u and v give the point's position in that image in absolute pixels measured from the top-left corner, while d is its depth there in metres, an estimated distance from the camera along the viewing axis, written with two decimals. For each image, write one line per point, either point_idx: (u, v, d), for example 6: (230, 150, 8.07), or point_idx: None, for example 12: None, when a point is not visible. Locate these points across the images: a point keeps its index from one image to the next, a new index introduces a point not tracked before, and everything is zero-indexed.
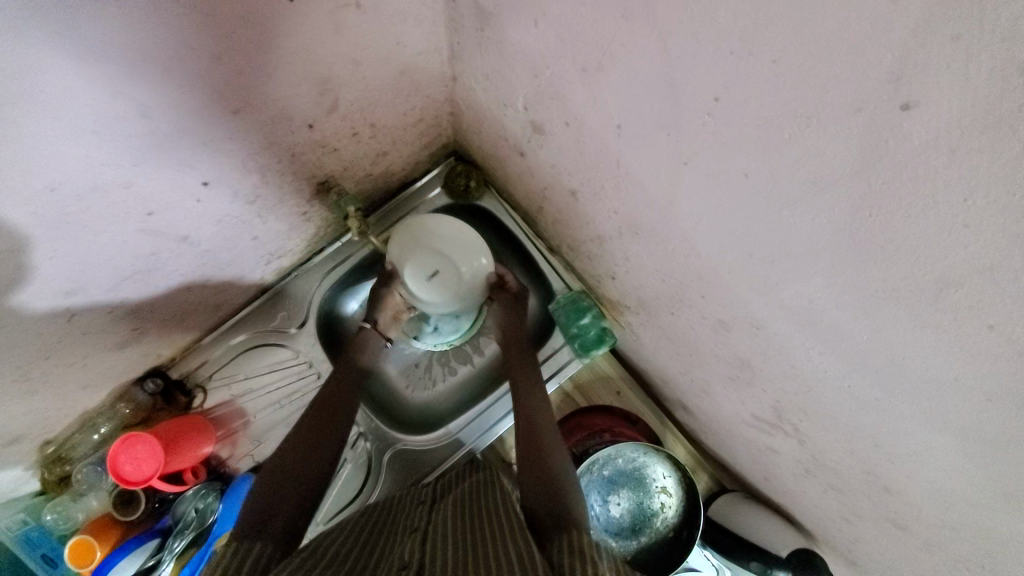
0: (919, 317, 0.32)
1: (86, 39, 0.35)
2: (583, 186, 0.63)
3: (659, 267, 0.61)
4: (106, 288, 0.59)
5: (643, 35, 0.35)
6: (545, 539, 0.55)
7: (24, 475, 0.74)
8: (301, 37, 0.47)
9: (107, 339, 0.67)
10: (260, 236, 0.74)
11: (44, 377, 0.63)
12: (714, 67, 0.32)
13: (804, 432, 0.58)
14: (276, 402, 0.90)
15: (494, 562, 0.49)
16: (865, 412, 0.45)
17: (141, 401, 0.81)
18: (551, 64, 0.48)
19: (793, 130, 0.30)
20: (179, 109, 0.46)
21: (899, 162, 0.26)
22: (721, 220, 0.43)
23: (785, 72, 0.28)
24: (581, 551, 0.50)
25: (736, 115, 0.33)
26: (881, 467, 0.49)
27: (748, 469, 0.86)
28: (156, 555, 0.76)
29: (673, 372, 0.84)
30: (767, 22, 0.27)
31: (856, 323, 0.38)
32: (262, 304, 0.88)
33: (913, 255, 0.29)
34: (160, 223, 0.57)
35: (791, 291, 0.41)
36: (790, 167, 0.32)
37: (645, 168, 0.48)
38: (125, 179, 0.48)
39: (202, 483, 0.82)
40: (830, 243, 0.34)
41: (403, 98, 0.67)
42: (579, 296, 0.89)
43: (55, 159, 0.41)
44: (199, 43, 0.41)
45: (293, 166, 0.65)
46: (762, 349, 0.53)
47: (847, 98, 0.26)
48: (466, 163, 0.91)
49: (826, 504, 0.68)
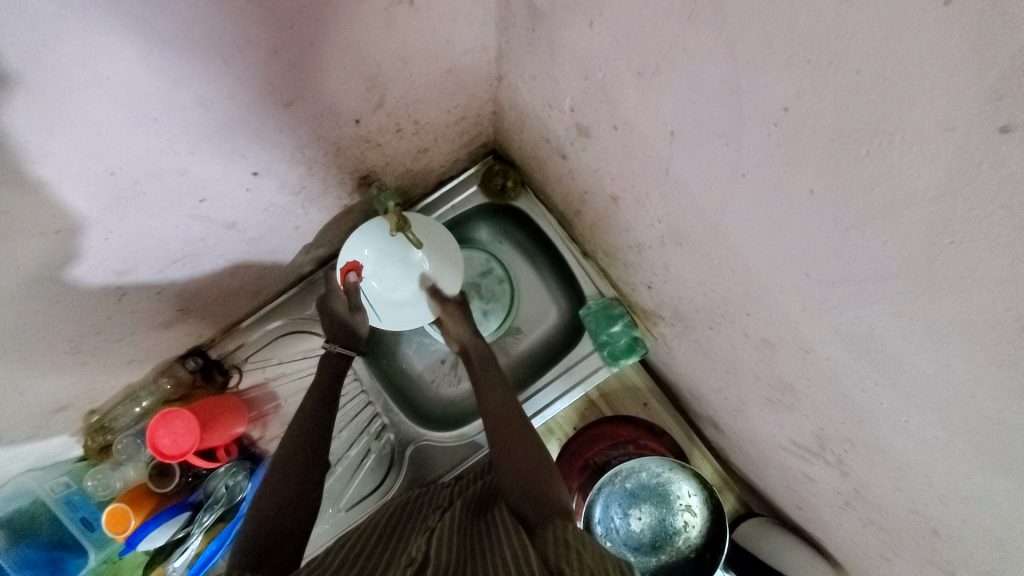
0: (993, 355, 0.29)
1: (149, 30, 0.36)
2: (626, 193, 0.61)
3: (702, 280, 0.59)
4: (156, 269, 0.61)
5: (709, 40, 0.34)
6: (533, 531, 0.54)
7: (69, 442, 0.78)
8: (355, 32, 0.47)
9: (152, 318, 0.70)
10: (301, 226, 0.76)
11: (93, 350, 0.66)
12: (787, 76, 0.30)
13: (848, 464, 0.53)
14: (306, 389, 0.92)
15: (494, 567, 0.47)
16: (913, 448, 0.41)
17: (181, 377, 0.85)
18: (605, 67, 0.47)
19: (871, 147, 0.28)
20: (232, 101, 0.47)
21: (991, 189, 0.24)
22: (776, 237, 0.41)
23: (866, 84, 0.27)
24: (573, 545, 0.48)
25: (805, 126, 0.32)
26: (930, 513, 0.45)
27: (779, 496, 0.82)
28: (186, 527, 0.79)
29: (706, 389, 0.81)
30: (851, 30, 0.26)
31: (922, 356, 0.34)
32: (299, 292, 0.91)
33: (994, 291, 0.27)
34: (210, 211, 0.59)
35: (849, 314, 0.39)
36: (862, 184, 0.30)
37: (697, 178, 0.46)
38: (179, 167, 0.50)
39: (234, 461, 0.85)
40: (902, 268, 0.32)
41: (448, 96, 0.67)
42: (611, 303, 0.88)
43: (114, 144, 0.43)
44: (254, 35, 0.41)
45: (338, 159, 0.66)
46: (807, 374, 0.50)
47: (936, 116, 0.24)
48: (505, 163, 0.91)
49: (865, 541, 0.62)
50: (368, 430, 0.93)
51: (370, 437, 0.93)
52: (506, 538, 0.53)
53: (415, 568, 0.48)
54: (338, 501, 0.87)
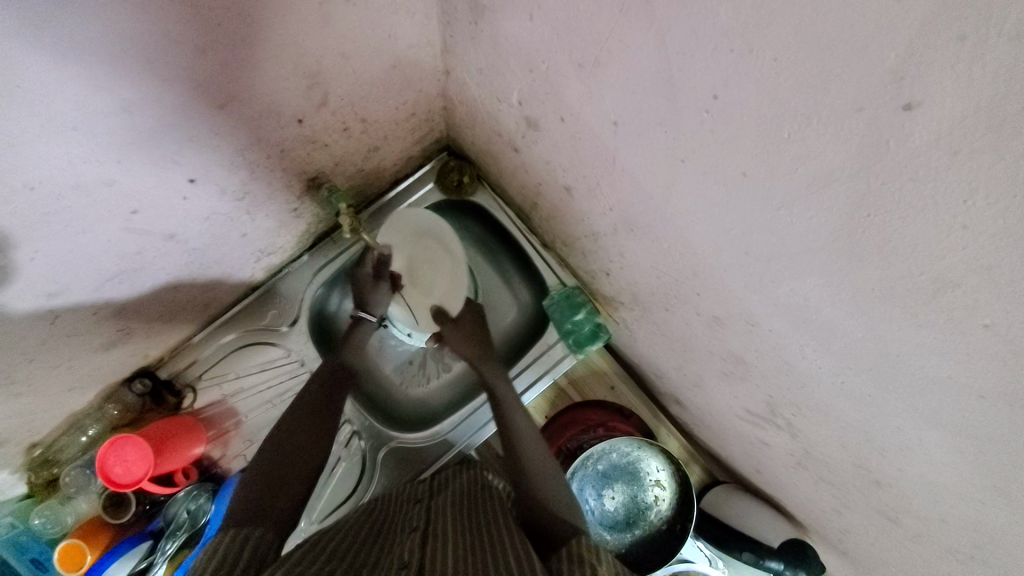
0: (914, 315, 0.32)
1: (62, 33, 0.33)
2: (578, 183, 0.63)
3: (655, 263, 0.61)
4: (90, 288, 0.58)
5: (641, 30, 0.35)
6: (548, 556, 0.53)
7: (10, 479, 0.73)
8: (290, 28, 0.46)
9: (91, 341, 0.66)
10: (249, 233, 0.73)
11: (27, 379, 0.61)
12: (714, 64, 0.32)
13: (797, 427, 0.57)
14: (267, 402, 0.89)
15: (495, 567, 0.47)
16: (851, 406, 0.44)
17: (129, 402, 0.80)
18: (547, 59, 0.47)
19: (793, 130, 0.30)
20: (161, 105, 0.44)
21: (899, 163, 0.26)
22: (718, 218, 0.43)
23: (785, 70, 0.28)
24: (587, 562, 0.47)
25: (734, 112, 0.33)
26: (871, 465, 0.48)
27: (740, 463, 0.86)
28: (148, 557, 0.75)
29: (666, 367, 0.84)
30: (768, 19, 0.27)
31: (853, 321, 0.37)
32: (253, 303, 0.87)
33: (912, 256, 0.29)
34: (145, 222, 0.56)
35: (787, 287, 0.41)
36: (788, 165, 0.32)
37: (642, 165, 0.47)
38: (107, 178, 0.47)
39: (194, 484, 0.82)
40: (828, 242, 0.34)
41: (393, 93, 0.66)
42: (573, 292, 0.89)
43: (30, 158, 0.40)
44: (181, 34, 0.39)
45: (282, 162, 0.64)
46: (756, 346, 0.53)
47: (848, 98, 0.26)
48: (459, 159, 0.91)
49: (818, 498, 0.66)
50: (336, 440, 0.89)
51: (339, 446, 0.89)
52: (504, 538, 0.54)
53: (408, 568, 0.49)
54: (312, 513, 0.85)
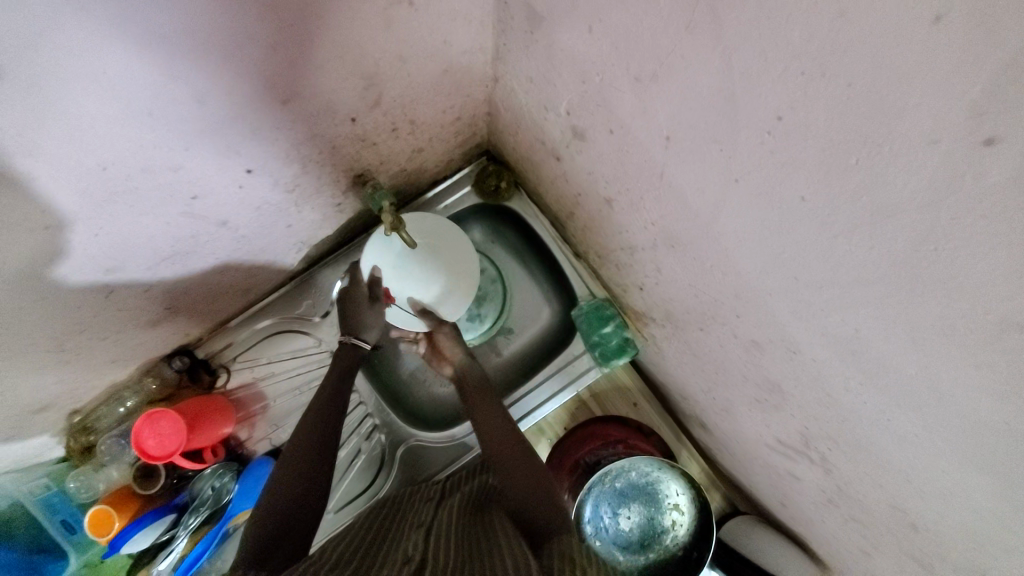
0: (973, 357, 0.30)
1: (146, 25, 0.35)
2: (621, 196, 0.62)
3: (693, 282, 0.60)
4: (146, 267, 0.60)
5: (706, 49, 0.35)
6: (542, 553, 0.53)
7: (51, 442, 0.76)
8: (353, 31, 0.47)
9: (138, 317, 0.69)
10: (293, 225, 0.75)
11: (78, 349, 0.64)
12: (781, 85, 0.31)
13: (831, 462, 0.55)
14: (295, 389, 0.92)
15: (493, 566, 0.47)
16: (895, 446, 0.42)
17: (167, 377, 0.83)
18: (602, 72, 0.48)
19: (860, 156, 0.29)
20: (229, 97, 0.46)
21: (972, 199, 0.25)
22: (768, 241, 0.42)
23: (858, 95, 0.28)
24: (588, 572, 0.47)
25: (796, 135, 0.33)
26: (909, 509, 0.46)
27: (764, 494, 0.83)
28: (170, 530, 0.78)
29: (695, 390, 0.82)
30: (844, 44, 0.27)
31: (904, 357, 0.36)
32: (288, 292, 0.90)
33: (975, 296, 0.28)
34: (202, 208, 0.58)
35: (835, 317, 0.40)
36: (851, 192, 0.32)
37: (691, 182, 0.47)
38: (172, 163, 0.50)
39: (221, 463, 0.84)
40: (886, 273, 0.33)
41: (443, 96, 0.67)
42: (603, 304, 0.89)
43: (108, 139, 0.42)
44: (253, 33, 0.41)
45: (332, 158, 0.66)
46: (795, 374, 0.51)
47: (923, 128, 0.25)
48: (498, 164, 0.92)
49: (847, 538, 0.63)
50: (358, 431, 0.93)
51: (361, 438, 0.93)
52: (508, 542, 0.53)
53: (414, 566, 0.48)
54: (328, 503, 0.87)
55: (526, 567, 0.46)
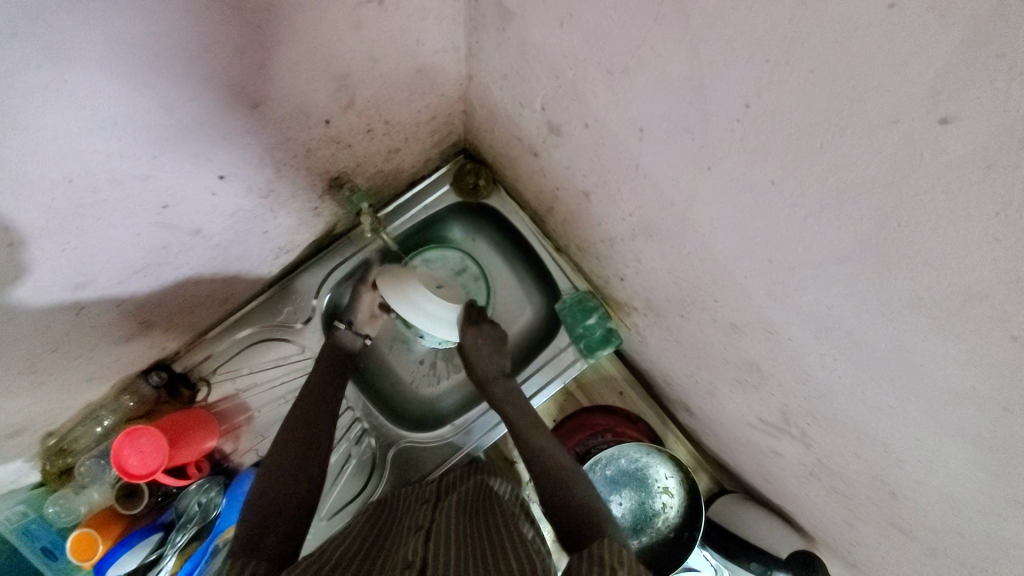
0: (940, 326, 0.32)
1: (109, 30, 0.34)
2: (598, 188, 0.63)
3: (672, 270, 0.61)
4: (117, 280, 0.59)
5: (676, 40, 0.36)
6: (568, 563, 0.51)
7: (25, 467, 0.73)
8: (323, 31, 0.47)
9: (112, 333, 0.67)
10: (269, 231, 0.74)
11: (49, 369, 0.62)
12: (748, 74, 0.32)
13: (811, 437, 0.57)
14: (279, 398, 0.90)
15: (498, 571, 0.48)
16: (871, 416, 0.44)
17: (145, 393, 0.81)
18: (575, 66, 0.48)
19: (825, 139, 0.31)
20: (197, 103, 0.45)
21: (932, 176, 0.27)
22: (742, 226, 0.43)
23: (821, 81, 0.29)
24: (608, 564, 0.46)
25: (766, 123, 0.34)
26: (887, 476, 0.48)
27: (749, 472, 0.86)
28: (158, 548, 0.76)
29: (679, 375, 0.84)
30: (806, 33, 0.28)
31: (876, 331, 0.37)
32: (267, 300, 0.88)
33: (937, 267, 0.29)
34: (174, 217, 0.57)
35: (809, 296, 0.41)
36: (819, 175, 0.33)
37: (666, 172, 0.48)
38: (140, 173, 0.48)
39: (206, 477, 0.83)
40: (856, 252, 0.34)
41: (417, 96, 0.67)
42: (585, 297, 0.90)
43: (73, 151, 0.41)
44: (221, 36, 0.40)
45: (307, 161, 0.65)
46: (773, 354, 0.53)
47: (883, 110, 0.27)
48: (475, 162, 0.92)
49: (829, 508, 0.66)
50: (348, 436, 0.92)
51: (351, 443, 0.91)
52: (509, 547, 0.54)
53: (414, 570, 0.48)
54: (320, 510, 0.86)
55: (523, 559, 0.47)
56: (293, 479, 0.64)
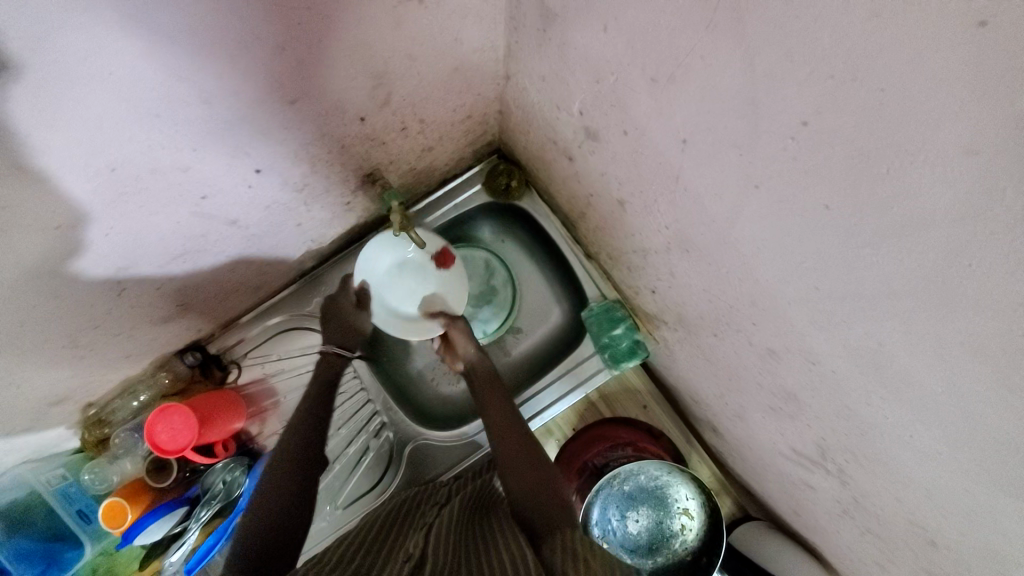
0: (1008, 380, 0.28)
1: (154, 25, 0.35)
2: (634, 197, 0.61)
3: (707, 287, 0.58)
4: (157, 265, 0.61)
5: (727, 48, 0.33)
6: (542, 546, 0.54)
7: (66, 434, 0.78)
8: (363, 29, 0.46)
9: (150, 314, 0.69)
10: (304, 223, 0.75)
11: (91, 345, 0.65)
12: (807, 89, 0.30)
13: (848, 475, 0.53)
14: (305, 385, 0.92)
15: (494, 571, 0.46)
16: (917, 463, 0.40)
17: (179, 372, 0.84)
18: (617, 72, 0.46)
19: (891, 166, 0.28)
20: (238, 98, 0.46)
21: (1012, 215, 0.24)
22: (788, 249, 0.41)
23: (890, 101, 0.26)
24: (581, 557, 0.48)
25: (823, 142, 0.31)
26: (931, 527, 0.44)
27: (777, 501, 0.81)
28: (183, 522, 0.79)
29: (707, 394, 0.80)
30: (877, 48, 0.25)
31: (931, 374, 0.34)
32: (298, 289, 0.90)
33: (1009, 315, 0.26)
34: (211, 207, 0.58)
35: (859, 330, 0.38)
36: (880, 204, 0.30)
37: (707, 186, 0.46)
38: (181, 163, 0.49)
39: (232, 456, 0.85)
40: (916, 288, 0.31)
41: (454, 94, 0.66)
42: (613, 305, 0.87)
43: (118, 139, 0.42)
44: (263, 33, 0.40)
45: (342, 156, 0.65)
46: (812, 386, 0.50)
47: (961, 139, 0.24)
48: (509, 162, 0.91)
49: (863, 550, 0.61)
50: (366, 428, 0.93)
51: (369, 435, 0.93)
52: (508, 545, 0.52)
53: (412, 567, 0.47)
54: (336, 500, 0.88)
55: (522, 566, 0.47)
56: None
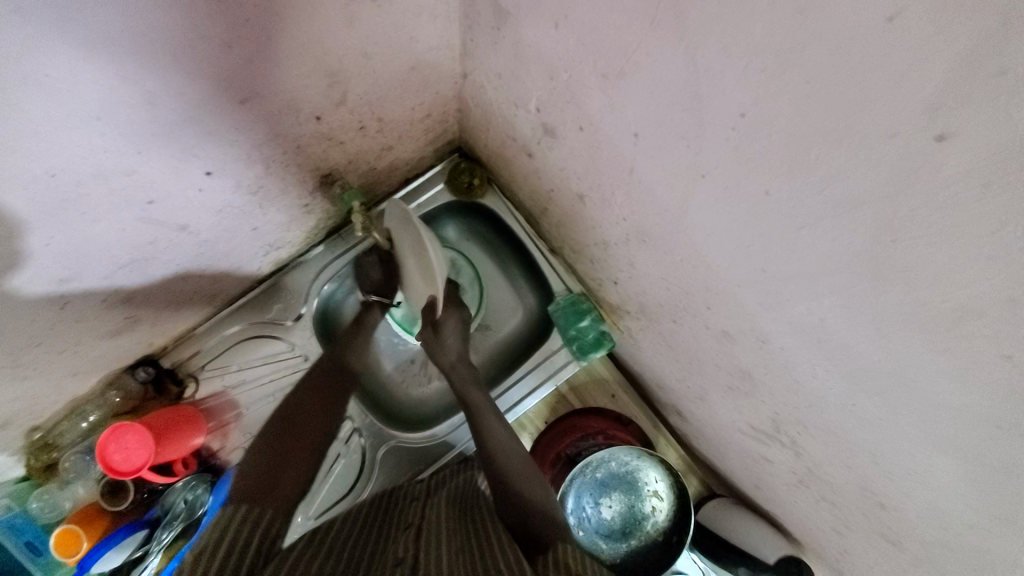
0: (933, 342, 0.31)
1: (92, 23, 0.33)
2: (592, 191, 0.63)
3: (665, 275, 0.61)
4: (103, 275, 0.58)
5: (671, 44, 0.35)
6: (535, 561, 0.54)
7: (8, 461, 0.72)
8: (315, 28, 0.46)
9: (98, 328, 0.66)
10: (260, 227, 0.73)
11: (33, 364, 0.61)
12: (745, 82, 0.32)
13: (801, 445, 0.56)
14: (268, 395, 0.89)
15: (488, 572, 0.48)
16: (861, 428, 0.44)
17: (132, 389, 0.80)
18: (570, 68, 0.48)
19: (822, 152, 0.30)
20: (186, 98, 0.45)
21: (928, 191, 0.26)
22: (735, 235, 0.43)
23: (817, 92, 0.28)
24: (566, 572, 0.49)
25: (761, 132, 0.33)
26: (876, 486, 0.47)
27: (739, 476, 0.85)
28: (143, 546, 0.76)
29: (670, 379, 0.83)
30: (802, 44, 0.27)
31: (867, 343, 0.37)
32: (258, 296, 0.87)
33: (931, 283, 0.29)
34: (159, 213, 0.56)
35: (802, 307, 0.41)
36: (814, 188, 0.32)
37: (660, 177, 0.48)
38: (126, 167, 0.47)
39: (194, 474, 0.82)
40: (850, 264, 0.34)
41: (412, 93, 0.66)
42: (579, 298, 0.89)
43: (56, 144, 0.40)
44: (210, 31, 0.39)
45: (298, 158, 0.64)
46: (765, 363, 0.53)
47: (881, 125, 0.26)
48: (471, 160, 0.91)
49: (818, 515, 0.65)
50: (337, 436, 0.90)
51: (340, 443, 0.90)
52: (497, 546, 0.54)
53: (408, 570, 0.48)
54: (309, 509, 0.86)
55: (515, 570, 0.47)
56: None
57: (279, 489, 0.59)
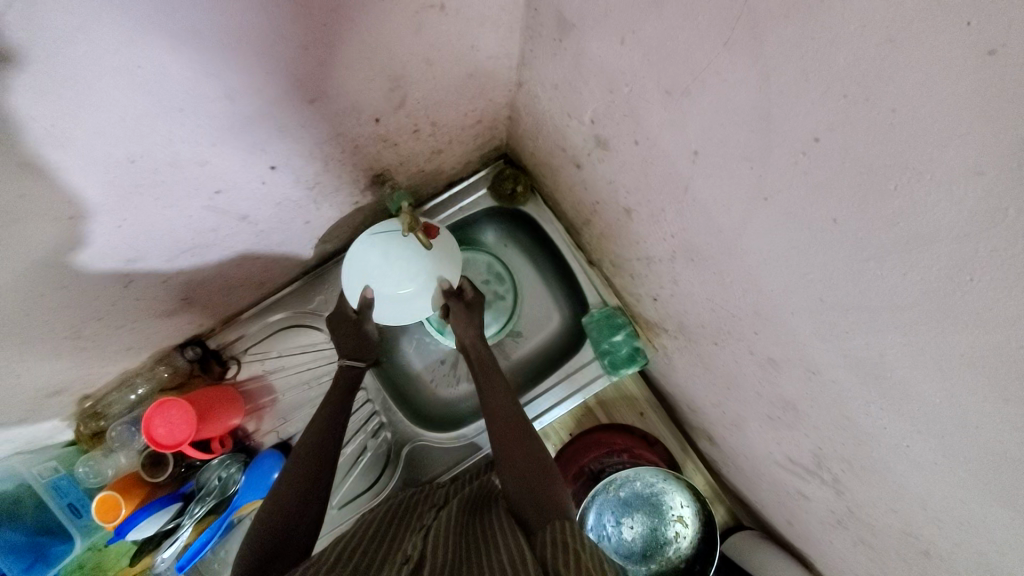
0: (1004, 391, 0.29)
1: (184, 20, 0.35)
2: (641, 206, 0.62)
3: (710, 296, 0.60)
4: (167, 258, 0.61)
5: (744, 64, 0.35)
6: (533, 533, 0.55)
7: (62, 426, 0.77)
8: (383, 34, 0.48)
9: (153, 307, 0.69)
10: (312, 221, 0.75)
11: (93, 337, 0.65)
12: (821, 106, 0.31)
13: (843, 484, 0.54)
14: (304, 382, 0.92)
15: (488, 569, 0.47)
16: (913, 473, 0.41)
17: (179, 366, 0.83)
18: (631, 83, 0.48)
19: (901, 183, 0.29)
20: (257, 95, 0.47)
21: (1015, 233, 0.25)
22: (794, 261, 0.42)
23: (900, 122, 0.27)
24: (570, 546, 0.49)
25: (834, 159, 0.32)
26: (923, 537, 0.45)
27: (769, 510, 0.82)
28: (176, 518, 0.78)
29: (704, 402, 0.81)
30: (890, 71, 0.26)
31: (930, 385, 0.35)
32: (301, 287, 0.90)
33: (1008, 328, 0.27)
34: (225, 202, 0.58)
35: (860, 341, 0.40)
36: (887, 220, 0.31)
37: (715, 198, 0.47)
38: (199, 158, 0.50)
39: (228, 453, 0.85)
40: (919, 301, 0.32)
41: (467, 99, 0.67)
42: (614, 312, 0.88)
43: (139, 132, 0.43)
44: (287, 31, 0.41)
45: (354, 157, 0.66)
46: (812, 395, 0.51)
47: (968, 160, 0.25)
48: (515, 167, 0.91)
49: (853, 559, 0.62)
50: (365, 428, 0.93)
51: (367, 435, 0.93)
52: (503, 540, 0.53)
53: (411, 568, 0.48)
54: (333, 498, 0.88)
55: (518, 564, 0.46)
56: (302, 486, 0.67)
57: (291, 530, 0.63)
